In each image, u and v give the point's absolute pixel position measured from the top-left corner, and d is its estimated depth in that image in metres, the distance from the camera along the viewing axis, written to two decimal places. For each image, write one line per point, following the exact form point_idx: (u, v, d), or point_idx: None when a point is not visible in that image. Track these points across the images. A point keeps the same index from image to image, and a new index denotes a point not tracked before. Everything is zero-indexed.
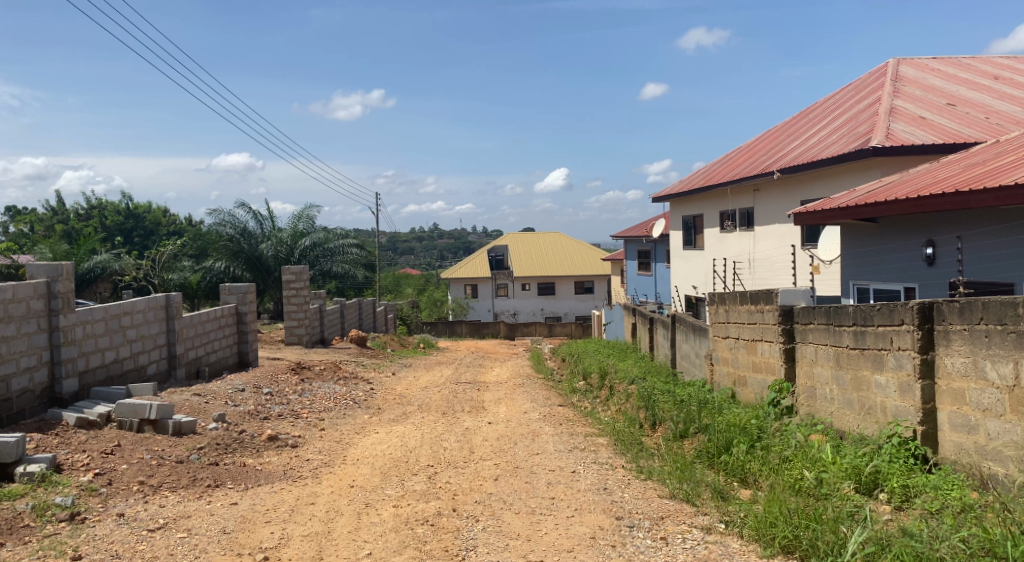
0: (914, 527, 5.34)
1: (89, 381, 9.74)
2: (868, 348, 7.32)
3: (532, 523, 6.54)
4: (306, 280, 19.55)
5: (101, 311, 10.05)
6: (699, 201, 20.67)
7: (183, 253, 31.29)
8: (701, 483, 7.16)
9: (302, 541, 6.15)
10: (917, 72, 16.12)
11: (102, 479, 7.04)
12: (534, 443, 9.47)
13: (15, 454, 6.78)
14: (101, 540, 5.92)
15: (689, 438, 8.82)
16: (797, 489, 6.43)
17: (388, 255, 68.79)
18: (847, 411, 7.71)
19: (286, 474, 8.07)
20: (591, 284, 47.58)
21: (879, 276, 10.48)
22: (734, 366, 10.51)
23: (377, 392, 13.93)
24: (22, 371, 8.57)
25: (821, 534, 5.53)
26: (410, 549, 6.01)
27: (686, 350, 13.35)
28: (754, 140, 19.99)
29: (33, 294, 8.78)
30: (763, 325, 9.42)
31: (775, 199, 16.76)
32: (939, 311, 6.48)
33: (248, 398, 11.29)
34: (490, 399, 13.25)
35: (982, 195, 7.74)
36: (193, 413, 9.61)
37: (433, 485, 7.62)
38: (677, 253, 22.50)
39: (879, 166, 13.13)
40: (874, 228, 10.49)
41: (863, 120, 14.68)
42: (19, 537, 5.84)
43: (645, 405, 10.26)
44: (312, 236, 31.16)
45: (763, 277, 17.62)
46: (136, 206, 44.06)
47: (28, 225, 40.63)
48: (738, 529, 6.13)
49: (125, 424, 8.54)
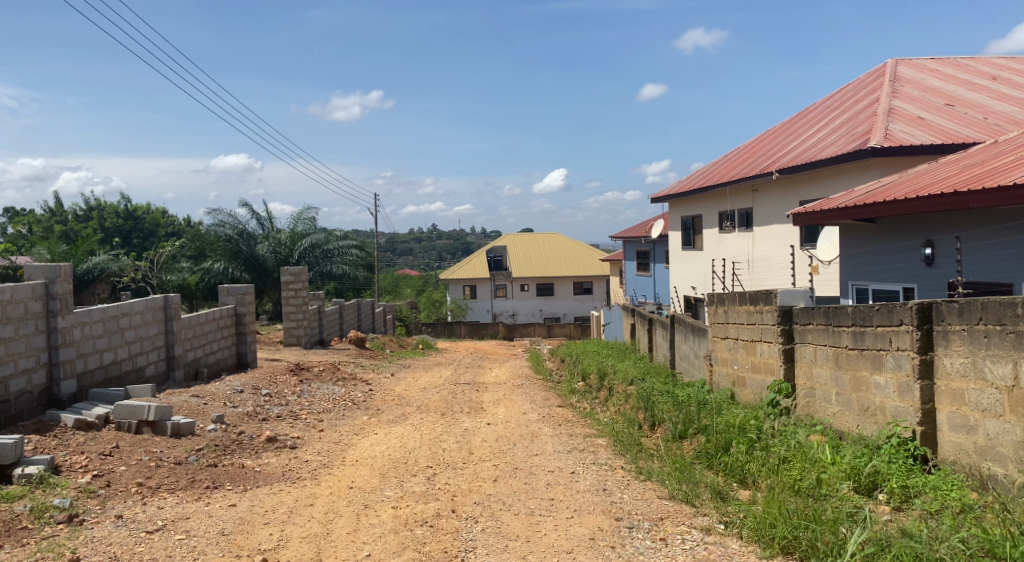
0: (914, 528, 5.33)
1: (88, 382, 9.73)
2: (867, 349, 7.31)
3: (531, 525, 6.52)
4: (305, 281, 19.46)
5: (100, 312, 10.03)
6: (697, 202, 20.68)
7: (182, 254, 31.25)
8: (700, 483, 7.15)
9: (301, 543, 6.13)
10: (915, 73, 16.11)
11: (100, 480, 7.03)
12: (534, 444, 9.45)
13: (11, 456, 6.77)
14: (100, 543, 5.91)
15: (688, 439, 8.81)
16: (797, 490, 6.42)
17: (387, 256, 68.74)
18: (846, 412, 7.69)
19: (285, 475, 8.05)
20: (590, 285, 47.58)
21: (878, 277, 10.47)
22: (734, 367, 10.49)
23: (376, 393, 13.92)
24: (21, 372, 8.55)
25: (821, 535, 5.53)
26: (409, 550, 6.00)
27: (685, 350, 13.34)
28: (753, 141, 19.99)
29: (31, 295, 8.76)
30: (762, 325, 9.40)
31: (774, 199, 16.76)
32: (939, 312, 6.47)
33: (247, 400, 11.27)
34: (490, 400, 13.24)
35: (981, 195, 7.74)
36: (191, 414, 9.61)
37: (433, 486, 7.60)
38: (676, 254, 22.50)
39: (878, 167, 13.12)
40: (873, 228, 10.49)
41: (861, 120, 14.68)
42: (17, 538, 5.83)
43: (644, 406, 10.26)
44: (311, 237, 31.20)
45: (762, 278, 17.63)
46: (134, 207, 43.99)
47: (26, 227, 40.55)
48: (738, 530, 6.12)
49: (123, 426, 8.53)
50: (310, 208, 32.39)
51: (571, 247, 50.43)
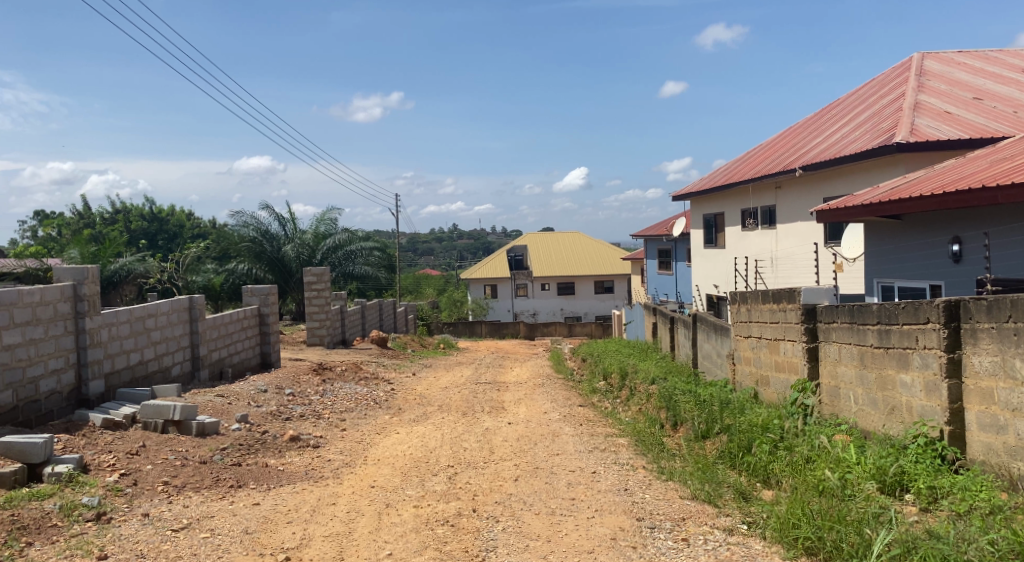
0: (941, 530, 5.26)
1: (115, 383, 9.86)
2: (892, 348, 7.23)
3: (551, 525, 6.51)
4: (327, 282, 19.52)
5: (127, 313, 10.14)
6: (720, 199, 20.55)
7: (207, 255, 31.55)
8: (723, 484, 7.13)
9: (323, 541, 6.17)
10: (942, 66, 15.90)
11: (127, 479, 7.10)
12: (554, 444, 9.43)
13: (42, 455, 6.87)
14: (127, 540, 5.97)
15: (711, 438, 8.74)
16: (821, 490, 6.32)
17: (408, 258, 69.00)
18: (871, 411, 7.61)
19: (308, 474, 8.11)
20: (610, 284, 47.40)
21: (904, 275, 10.35)
22: (757, 366, 10.41)
23: (398, 393, 13.97)
24: (50, 372, 8.67)
25: (845, 536, 5.47)
26: (430, 549, 6.02)
27: (707, 349, 13.30)
28: (775, 138, 19.80)
29: (59, 297, 8.87)
30: (785, 324, 9.33)
31: (798, 197, 16.58)
32: (966, 309, 6.37)
33: (271, 399, 11.37)
34: (511, 399, 13.25)
35: (1009, 192, 7.64)
36: (215, 413, 9.72)
37: (454, 486, 7.61)
38: (698, 252, 22.42)
39: (904, 162, 12.97)
40: (896, 226, 10.39)
41: (887, 116, 14.49)
42: (47, 536, 5.90)
43: (666, 405, 10.21)
44: (333, 238, 31.40)
45: (785, 276, 17.52)
46: (159, 209, 44.55)
47: (55, 230, 41.27)
48: (761, 530, 6.07)
49: (150, 426, 8.61)
50: (332, 210, 32.63)
51: (592, 246, 50.42)
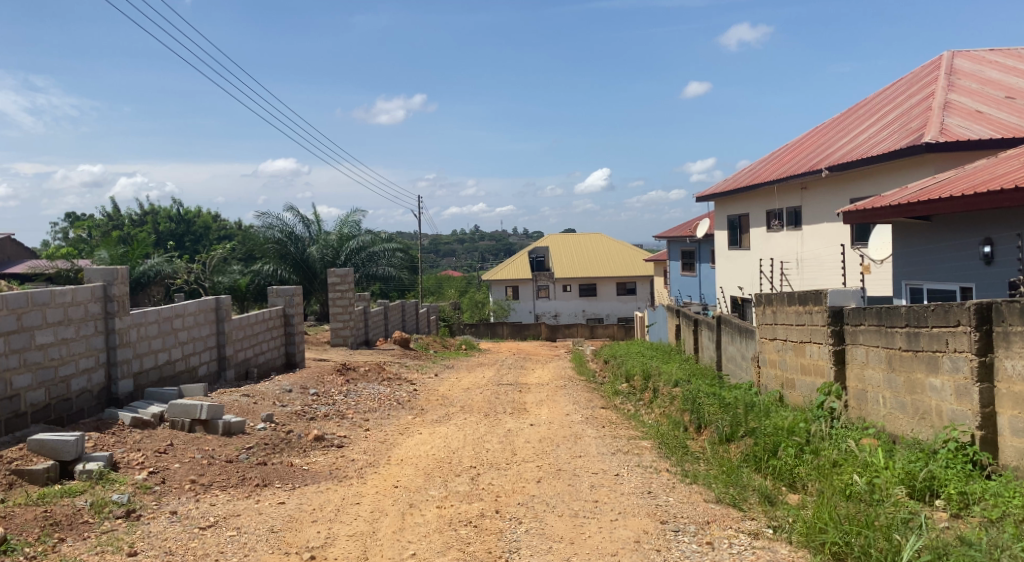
0: (972, 536, 5.19)
1: (143, 382, 9.98)
2: (921, 350, 7.14)
3: (574, 527, 6.49)
4: (351, 283, 19.62)
5: (155, 313, 10.27)
6: (744, 200, 20.41)
7: (233, 257, 31.86)
8: (748, 487, 7.09)
9: (348, 540, 6.20)
10: (973, 65, 15.68)
11: (155, 477, 7.18)
12: (577, 445, 9.42)
13: (74, 452, 6.98)
14: (155, 538, 6.04)
15: (736, 441, 8.67)
16: (848, 495, 6.26)
17: (431, 260, 69.25)
18: (899, 415, 7.52)
19: (332, 474, 8.15)
20: (632, 285, 47.25)
21: (933, 277, 10.21)
22: (783, 369, 10.31)
23: (421, 393, 14.02)
24: (81, 371, 8.79)
25: (874, 541, 5.40)
26: (453, 550, 6.02)
27: (731, 352, 13.20)
28: (800, 139, 19.63)
29: (89, 297, 9.00)
30: (811, 326, 9.24)
31: (824, 197, 16.43)
32: (999, 312, 6.28)
33: (296, 399, 11.45)
34: (534, 401, 13.24)
35: None
36: (241, 412, 9.81)
37: (477, 486, 7.62)
38: (722, 254, 22.29)
39: (934, 162, 12.81)
40: (925, 227, 10.26)
41: (915, 116, 14.31)
42: (78, 532, 5.99)
43: (690, 408, 10.16)
44: (357, 239, 31.57)
45: (811, 278, 17.34)
46: (186, 211, 45.07)
47: (86, 231, 41.91)
48: (787, 535, 6.02)
49: (177, 424, 8.70)
50: (356, 211, 32.70)
51: (614, 247, 50.29)
